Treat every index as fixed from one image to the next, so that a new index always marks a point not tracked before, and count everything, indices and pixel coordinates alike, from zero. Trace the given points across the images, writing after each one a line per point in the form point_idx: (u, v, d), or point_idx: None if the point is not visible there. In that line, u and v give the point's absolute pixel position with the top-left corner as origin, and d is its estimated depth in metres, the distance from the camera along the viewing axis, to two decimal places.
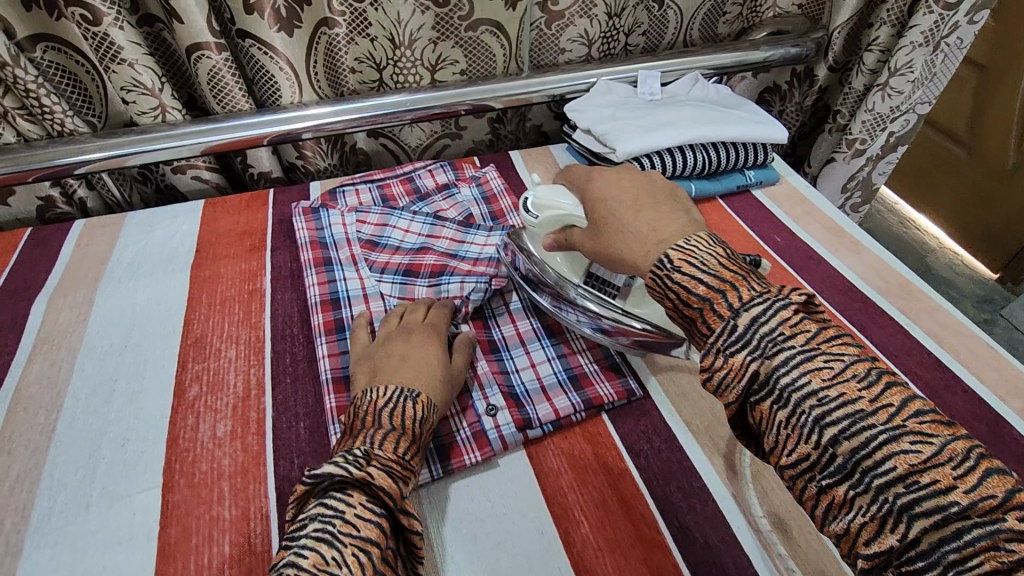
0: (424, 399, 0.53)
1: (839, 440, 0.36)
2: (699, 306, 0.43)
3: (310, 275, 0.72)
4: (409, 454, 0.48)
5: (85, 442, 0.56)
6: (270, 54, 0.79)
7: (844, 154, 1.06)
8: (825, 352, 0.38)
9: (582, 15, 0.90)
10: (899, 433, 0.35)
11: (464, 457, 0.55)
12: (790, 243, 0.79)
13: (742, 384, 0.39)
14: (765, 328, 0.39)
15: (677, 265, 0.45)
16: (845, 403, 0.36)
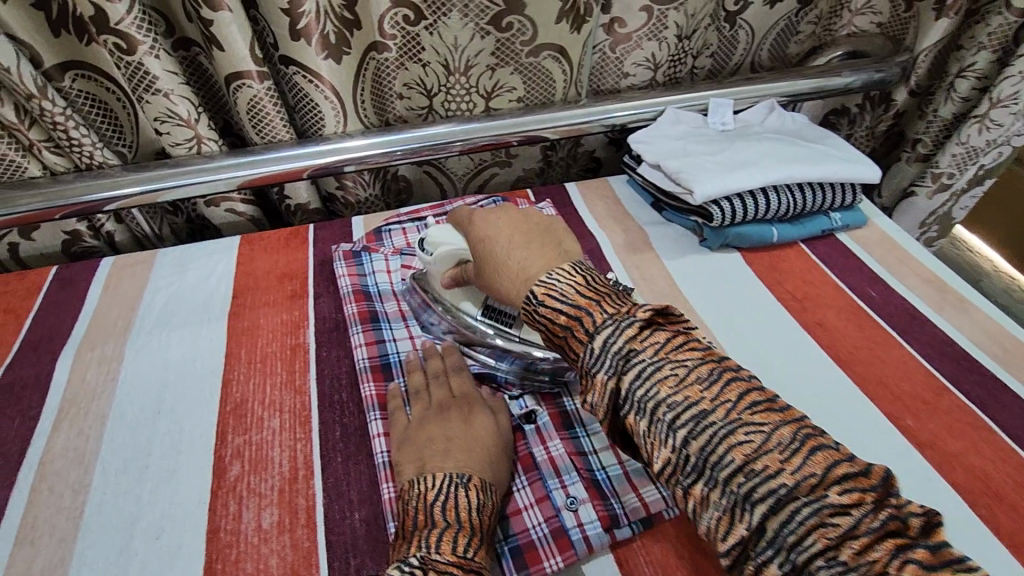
0: (477, 482, 0.48)
1: (689, 441, 0.38)
2: (564, 334, 0.44)
3: (356, 331, 0.66)
4: (472, 552, 0.42)
5: (116, 532, 0.50)
6: (316, 82, 0.72)
7: (926, 188, 0.98)
8: (672, 360, 0.40)
9: (650, 37, 0.82)
10: (734, 425, 0.37)
11: (543, 563, 0.48)
12: (887, 298, 0.71)
13: (605, 400, 0.41)
14: (616, 348, 0.41)
15: (541, 299, 0.45)
16: (692, 406, 0.38)
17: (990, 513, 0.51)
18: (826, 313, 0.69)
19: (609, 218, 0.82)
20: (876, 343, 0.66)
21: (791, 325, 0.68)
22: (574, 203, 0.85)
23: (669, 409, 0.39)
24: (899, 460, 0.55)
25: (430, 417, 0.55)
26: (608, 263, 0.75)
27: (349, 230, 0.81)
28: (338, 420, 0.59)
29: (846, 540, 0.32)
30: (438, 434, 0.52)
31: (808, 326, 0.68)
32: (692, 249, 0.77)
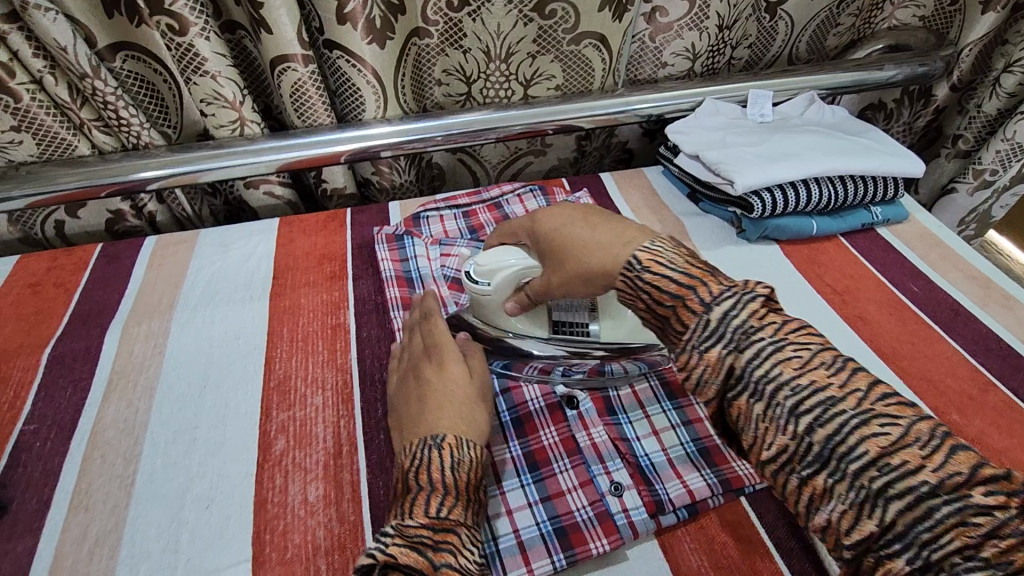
0: (452, 441, 0.48)
1: (757, 377, 0.41)
2: (672, 304, 0.44)
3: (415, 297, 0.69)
4: (444, 510, 0.44)
5: (168, 501, 0.51)
6: (358, 66, 0.72)
7: (968, 185, 0.96)
8: (793, 343, 0.41)
9: (691, 27, 0.82)
10: (870, 417, 0.37)
11: (589, 545, 0.48)
12: (930, 294, 0.70)
13: (719, 380, 0.42)
14: (738, 320, 0.42)
15: (645, 265, 0.46)
16: (820, 391, 0.39)
17: None
18: (868, 306, 0.69)
19: (645, 208, 0.82)
20: (919, 339, 0.65)
21: (831, 317, 0.68)
22: (609, 193, 0.85)
23: (791, 393, 0.40)
24: None
25: (409, 380, 0.55)
26: None
27: (386, 215, 0.82)
28: (380, 400, 0.60)
29: (989, 540, 0.32)
30: (418, 398, 0.52)
31: (849, 320, 0.67)
32: (730, 241, 0.77)
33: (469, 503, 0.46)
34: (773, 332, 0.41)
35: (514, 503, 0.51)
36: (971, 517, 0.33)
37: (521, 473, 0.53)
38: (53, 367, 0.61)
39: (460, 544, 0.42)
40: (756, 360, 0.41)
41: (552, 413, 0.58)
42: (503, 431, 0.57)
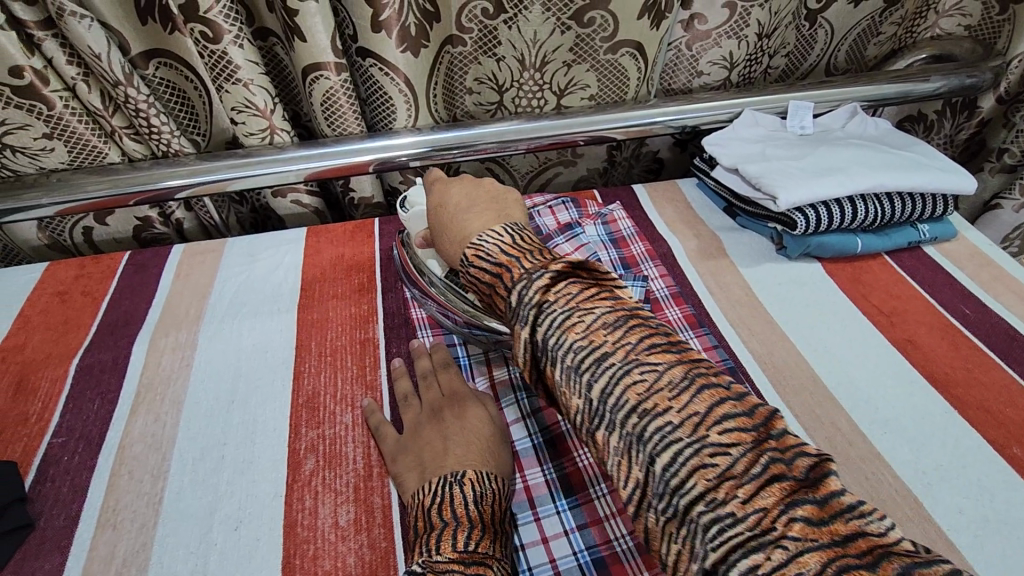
0: (473, 475, 0.47)
1: (652, 458, 0.35)
2: (490, 291, 0.44)
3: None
4: (473, 544, 0.41)
5: (196, 521, 0.50)
6: (390, 75, 0.71)
7: (1014, 201, 0.93)
8: (712, 445, 0.34)
9: (730, 36, 0.79)
10: (776, 541, 0.30)
11: None
12: (983, 317, 0.67)
13: (524, 352, 0.41)
14: (539, 316, 0.39)
15: (471, 261, 0.45)
16: (725, 506, 0.32)
17: None
18: (917, 328, 0.66)
19: (679, 221, 0.80)
20: (973, 365, 0.62)
21: (878, 341, 0.65)
22: (642, 206, 0.83)
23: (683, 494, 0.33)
24: (1005, 493, 0.52)
25: (423, 422, 0.54)
26: (681, 270, 0.73)
27: None
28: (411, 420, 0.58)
29: None
30: (438, 437, 0.52)
31: (898, 343, 0.65)
32: (769, 257, 0.74)
33: (493, 538, 0.43)
34: (689, 430, 0.34)
35: (550, 531, 0.49)
36: None
37: (556, 499, 0.51)
38: (82, 377, 0.61)
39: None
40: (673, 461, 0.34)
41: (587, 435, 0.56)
42: (535, 454, 0.55)
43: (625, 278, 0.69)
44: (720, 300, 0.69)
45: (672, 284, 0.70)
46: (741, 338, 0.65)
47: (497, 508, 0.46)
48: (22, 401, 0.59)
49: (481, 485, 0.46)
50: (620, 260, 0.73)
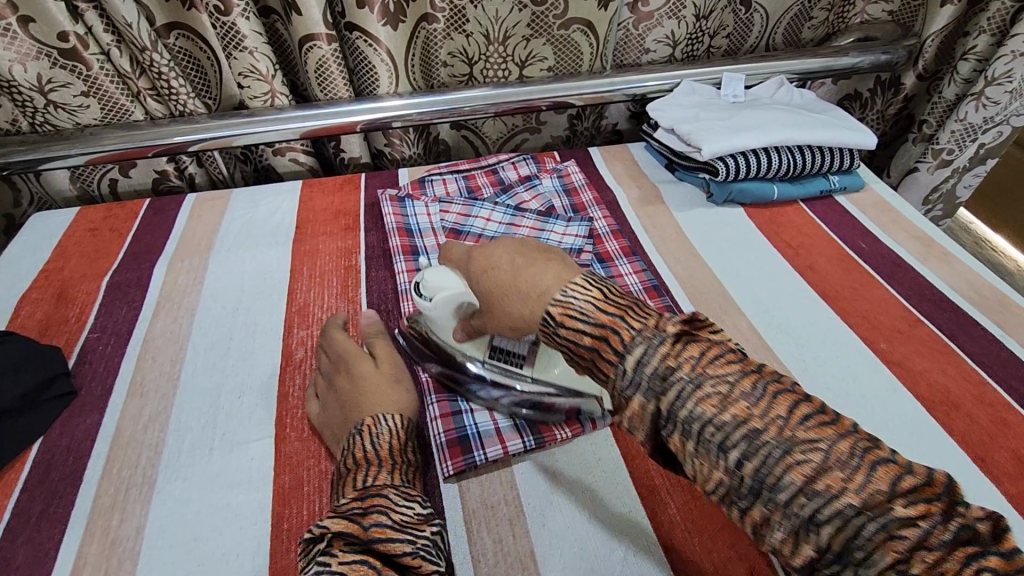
0: (368, 423, 0.53)
1: (742, 462, 0.34)
2: (590, 356, 0.40)
3: (451, 219, 0.81)
4: (369, 480, 0.48)
5: (207, 392, 0.62)
6: (373, 46, 0.84)
7: (928, 164, 1.04)
8: (802, 442, 0.33)
9: (670, 16, 0.92)
10: (789, 446, 0.33)
11: (555, 433, 0.58)
12: (876, 249, 0.79)
13: (647, 424, 0.38)
14: (651, 367, 0.37)
15: (559, 321, 0.41)
16: (664, 359, 0.37)
17: (945, 417, 0.59)
18: (817, 259, 0.77)
19: (626, 176, 0.91)
20: (860, 285, 0.73)
21: (783, 267, 0.76)
22: (595, 163, 0.94)
23: (650, 366, 0.37)
24: (868, 376, 0.63)
25: (329, 394, 0.58)
26: (624, 216, 0.84)
27: (396, 179, 0.92)
28: (385, 325, 0.69)
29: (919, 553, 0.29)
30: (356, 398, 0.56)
31: (799, 269, 0.76)
32: (700, 204, 0.86)
33: (397, 471, 0.50)
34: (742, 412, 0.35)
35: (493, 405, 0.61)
36: (899, 530, 0.30)
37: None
38: (111, 291, 0.73)
39: (390, 502, 0.46)
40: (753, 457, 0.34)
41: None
42: None
43: (572, 218, 0.81)
44: (654, 237, 0.81)
45: (614, 225, 0.82)
46: (668, 264, 0.77)
47: (404, 447, 0.53)
48: (62, 307, 0.70)
49: (379, 426, 0.53)
50: (570, 206, 0.84)
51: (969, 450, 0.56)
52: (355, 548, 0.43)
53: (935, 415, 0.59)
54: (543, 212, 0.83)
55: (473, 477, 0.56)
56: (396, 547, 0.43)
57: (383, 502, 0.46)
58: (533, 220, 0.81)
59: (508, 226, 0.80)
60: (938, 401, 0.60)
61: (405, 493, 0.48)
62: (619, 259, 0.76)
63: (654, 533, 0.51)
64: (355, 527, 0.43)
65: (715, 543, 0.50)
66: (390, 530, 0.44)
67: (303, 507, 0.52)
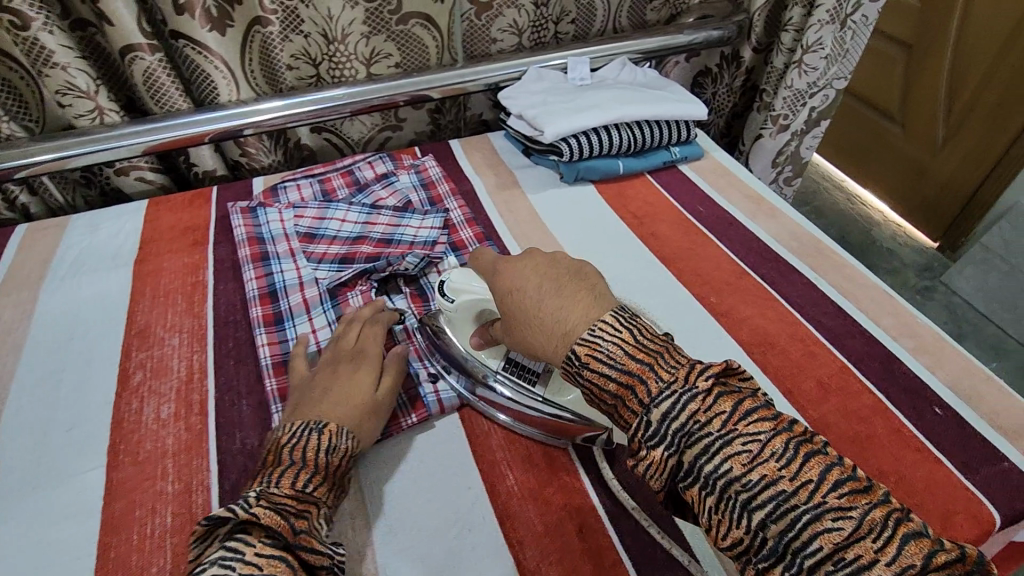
0: (332, 428, 0.51)
1: (767, 524, 0.36)
2: (615, 401, 0.43)
3: (306, 220, 0.80)
4: (309, 488, 0.46)
5: (33, 428, 0.58)
6: (204, 54, 0.81)
7: (770, 131, 1.12)
8: (833, 508, 0.35)
9: (509, 5, 0.95)
10: (821, 510, 0.35)
11: (401, 420, 0.58)
12: (712, 211, 0.84)
13: (666, 474, 0.40)
14: (678, 422, 0.39)
15: (585, 361, 0.44)
16: (769, 487, 0.36)
17: (762, 356, 0.64)
18: (659, 226, 0.82)
19: (484, 165, 0.93)
20: (697, 246, 0.79)
21: (629, 237, 0.80)
22: (454, 155, 0.96)
23: (744, 490, 0.37)
24: (697, 328, 0.67)
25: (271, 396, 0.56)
26: (479, 204, 0.86)
27: (250, 189, 0.90)
28: (232, 335, 0.68)
29: None
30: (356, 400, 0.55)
31: (642, 237, 0.80)
32: (553, 185, 0.89)
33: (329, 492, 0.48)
34: (807, 497, 0.36)
35: None
36: None
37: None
38: None
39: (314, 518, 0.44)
40: (793, 528, 0.35)
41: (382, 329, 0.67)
42: None
43: (428, 210, 0.81)
44: (508, 221, 0.83)
45: (468, 211, 0.83)
46: (519, 245, 0.79)
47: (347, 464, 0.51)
48: None
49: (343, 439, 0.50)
50: (427, 199, 0.85)
51: (780, 384, 0.61)
52: (276, 542, 0.40)
53: (755, 356, 0.64)
54: (401, 207, 0.83)
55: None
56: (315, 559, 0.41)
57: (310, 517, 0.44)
58: (390, 216, 0.81)
59: (364, 222, 0.80)
60: (757, 344, 0.66)
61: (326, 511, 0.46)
62: (473, 246, 0.78)
63: (492, 508, 0.52)
64: (285, 527, 0.41)
65: (546, 507, 0.52)
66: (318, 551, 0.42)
67: (134, 532, 0.51)
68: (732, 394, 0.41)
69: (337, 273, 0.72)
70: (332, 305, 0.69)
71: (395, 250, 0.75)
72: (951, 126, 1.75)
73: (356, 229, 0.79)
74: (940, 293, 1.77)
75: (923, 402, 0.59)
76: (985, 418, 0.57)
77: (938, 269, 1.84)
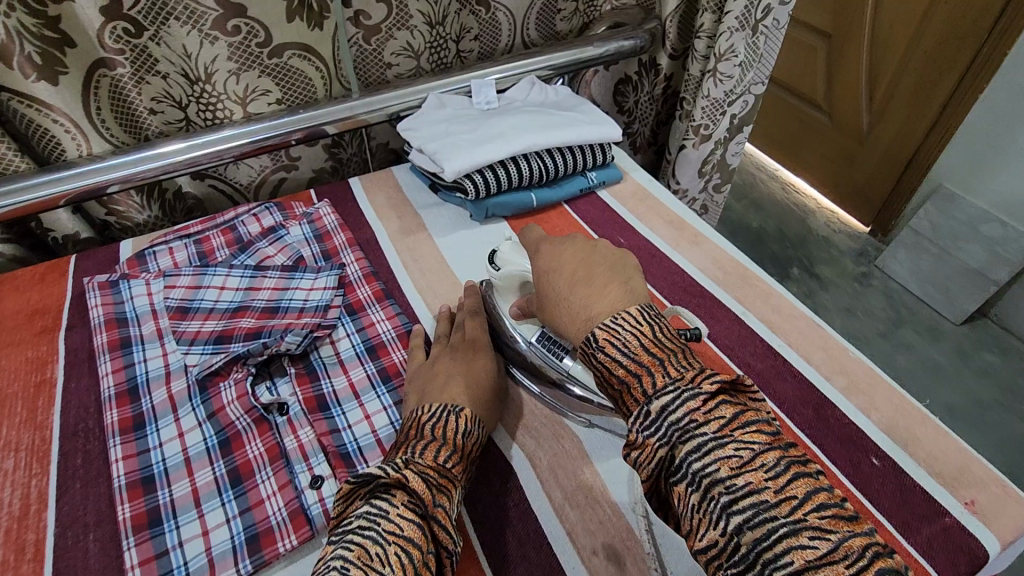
0: (467, 415, 0.51)
1: (743, 530, 0.34)
2: (620, 388, 0.41)
3: (176, 291, 0.70)
4: (449, 462, 0.46)
5: None
6: (39, 108, 0.70)
7: (693, 141, 1.08)
8: (812, 527, 0.33)
9: (400, 27, 0.87)
10: (800, 527, 0.33)
11: (278, 545, 0.49)
12: (633, 242, 0.78)
13: (655, 464, 0.38)
14: (675, 417, 0.38)
15: (601, 344, 0.42)
16: (752, 494, 0.34)
17: None
18: None
19: (387, 206, 0.85)
20: None
21: None
22: (354, 197, 0.87)
23: (726, 491, 0.35)
24: None
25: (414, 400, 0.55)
26: (381, 254, 0.78)
27: (116, 255, 0.78)
28: (82, 449, 0.57)
29: None
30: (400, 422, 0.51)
31: None
32: (464, 224, 0.81)
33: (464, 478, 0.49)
34: (789, 511, 0.33)
35: (210, 523, 0.51)
36: None
37: (221, 492, 0.53)
38: None
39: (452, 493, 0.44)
40: (766, 540, 0.33)
41: (260, 425, 0.57)
42: (206, 455, 0.55)
43: (321, 267, 0.72)
44: (413, 272, 0.75)
45: (367, 264, 0.75)
46: (424, 301, 0.71)
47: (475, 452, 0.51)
48: None
49: (470, 423, 0.51)
50: (321, 253, 0.76)
51: None
52: (417, 509, 0.41)
53: None
54: (291, 265, 0.74)
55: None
56: (442, 537, 0.41)
57: (449, 492, 0.44)
58: (278, 277, 0.72)
59: (247, 288, 0.70)
60: None
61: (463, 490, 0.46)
62: (372, 306, 0.69)
63: None
64: (424, 501, 0.41)
65: None
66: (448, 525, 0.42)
67: None
68: (738, 406, 0.39)
69: (210, 357, 0.62)
70: (203, 401, 0.60)
71: (279, 322, 0.66)
72: (873, 113, 1.77)
73: (235, 298, 0.69)
74: (877, 279, 1.79)
75: (859, 452, 0.55)
76: (922, 463, 0.54)
77: (873, 253, 1.87)
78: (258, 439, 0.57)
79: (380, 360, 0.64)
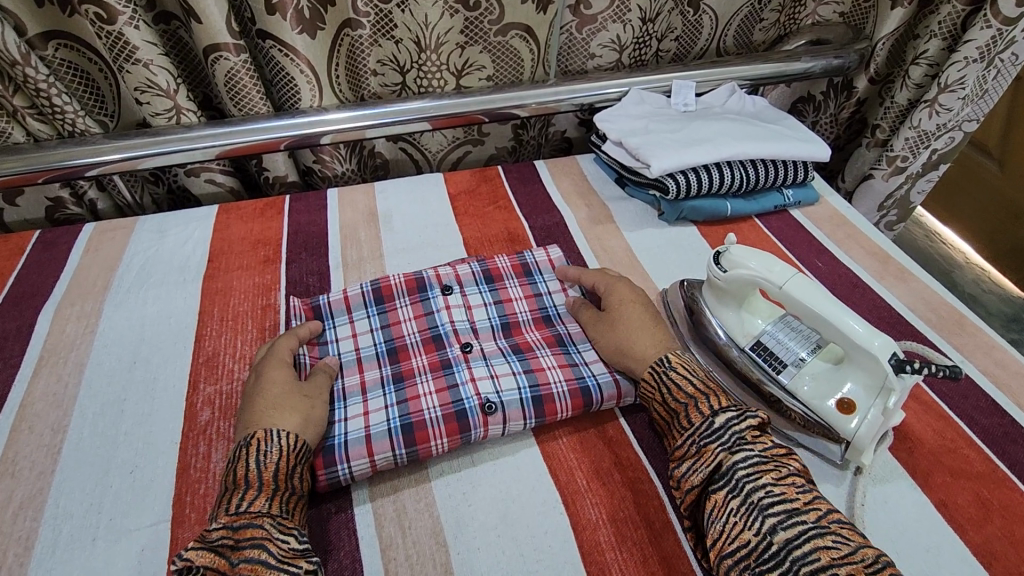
0: (261, 434, 0.48)
1: (776, 529, 0.41)
2: (685, 402, 0.51)
3: (403, 301, 0.66)
4: (246, 504, 0.44)
5: (94, 467, 0.54)
6: (291, 56, 0.75)
7: (883, 171, 1.01)
8: (833, 533, 0.41)
9: (615, 20, 0.87)
10: (826, 531, 0.41)
11: (407, 336, 0.63)
12: (832, 268, 0.75)
13: (704, 469, 0.47)
14: (734, 427, 0.47)
15: (674, 365, 0.53)
16: (783, 500, 0.43)
17: (909, 456, 0.55)
18: None
19: (575, 194, 0.86)
20: None
21: None
22: (542, 180, 0.89)
23: (763, 496, 0.43)
24: None
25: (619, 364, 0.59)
26: (571, 240, 0.79)
27: (323, 201, 0.84)
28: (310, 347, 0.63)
29: None
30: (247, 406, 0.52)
31: None
32: (652, 223, 0.81)
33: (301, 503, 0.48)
34: (816, 517, 0.42)
35: (365, 364, 0.60)
36: None
37: (385, 386, 0.57)
38: None
39: (268, 534, 0.43)
40: (798, 539, 0.41)
41: (438, 383, 0.57)
42: (383, 397, 0.56)
43: (554, 349, 0.62)
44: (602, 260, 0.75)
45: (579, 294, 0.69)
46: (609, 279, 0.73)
47: (298, 472, 0.48)
48: None
49: (269, 443, 0.47)
50: (512, 272, 0.71)
51: (931, 494, 0.53)
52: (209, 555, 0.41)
53: (899, 456, 0.55)
54: (504, 321, 0.66)
55: (398, 537, 0.50)
56: None
57: (259, 536, 0.42)
58: (498, 342, 0.63)
59: (457, 339, 0.62)
60: (898, 440, 0.57)
61: (283, 526, 0.44)
62: (542, 272, 0.71)
63: None
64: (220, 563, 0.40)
65: None
66: (264, 566, 0.40)
67: None
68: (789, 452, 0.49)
69: (408, 401, 0.56)
70: (391, 365, 0.59)
71: (473, 350, 0.61)
72: None
73: (435, 290, 0.68)
74: None
75: None
76: None
77: None
78: (445, 438, 0.53)
79: (540, 333, 0.64)
